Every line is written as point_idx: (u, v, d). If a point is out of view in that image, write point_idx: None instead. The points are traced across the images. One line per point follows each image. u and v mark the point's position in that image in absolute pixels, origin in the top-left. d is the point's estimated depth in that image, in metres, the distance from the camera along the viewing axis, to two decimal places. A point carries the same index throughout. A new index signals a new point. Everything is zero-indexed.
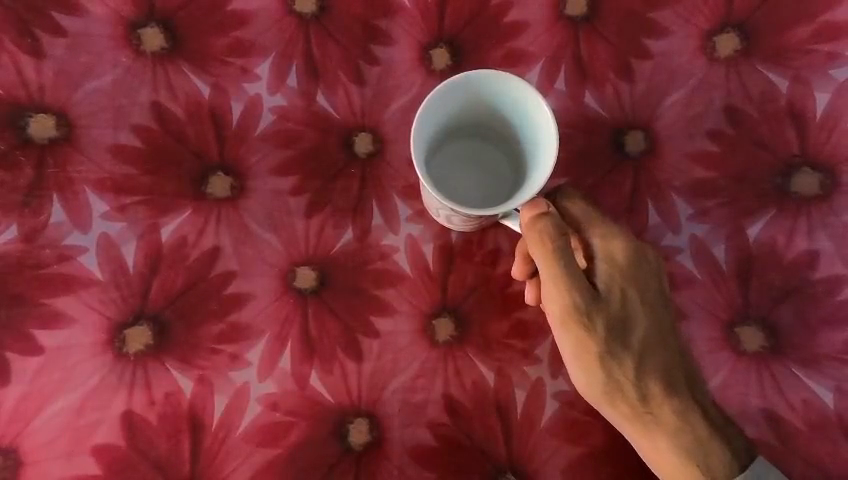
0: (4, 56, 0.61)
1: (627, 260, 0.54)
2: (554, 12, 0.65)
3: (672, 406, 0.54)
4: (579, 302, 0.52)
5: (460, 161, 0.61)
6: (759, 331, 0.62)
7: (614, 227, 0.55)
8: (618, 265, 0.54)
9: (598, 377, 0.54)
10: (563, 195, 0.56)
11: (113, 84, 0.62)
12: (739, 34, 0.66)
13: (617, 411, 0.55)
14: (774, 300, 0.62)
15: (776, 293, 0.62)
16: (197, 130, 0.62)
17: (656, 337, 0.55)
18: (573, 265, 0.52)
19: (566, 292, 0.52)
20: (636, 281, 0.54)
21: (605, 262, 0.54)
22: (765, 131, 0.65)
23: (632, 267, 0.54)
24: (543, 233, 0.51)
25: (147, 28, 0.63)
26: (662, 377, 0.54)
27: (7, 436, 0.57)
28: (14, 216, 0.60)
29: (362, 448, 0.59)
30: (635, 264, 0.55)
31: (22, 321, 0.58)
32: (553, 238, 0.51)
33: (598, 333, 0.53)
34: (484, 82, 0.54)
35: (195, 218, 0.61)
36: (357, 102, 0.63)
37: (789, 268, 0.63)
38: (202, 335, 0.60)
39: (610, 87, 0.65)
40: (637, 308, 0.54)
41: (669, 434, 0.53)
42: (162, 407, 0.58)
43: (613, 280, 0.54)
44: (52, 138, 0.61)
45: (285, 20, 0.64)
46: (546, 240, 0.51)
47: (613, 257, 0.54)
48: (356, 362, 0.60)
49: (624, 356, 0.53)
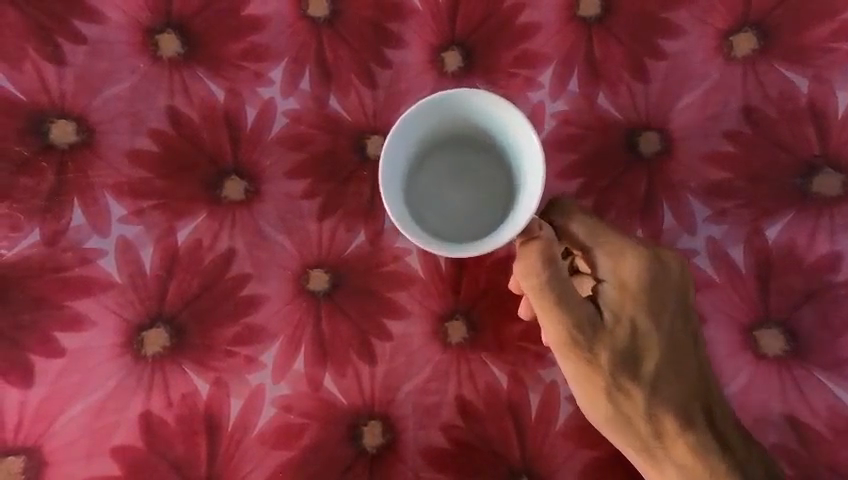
0: (26, 63, 0.62)
1: (640, 288, 0.55)
2: (567, 14, 0.64)
3: (685, 440, 0.57)
4: (578, 337, 0.54)
5: (447, 177, 0.59)
6: (781, 334, 0.61)
7: (626, 247, 0.55)
8: (630, 293, 0.55)
9: (606, 409, 0.56)
10: (562, 211, 0.56)
11: (130, 90, 0.63)
12: (757, 33, 0.65)
13: (627, 442, 0.57)
14: (794, 303, 0.62)
15: (796, 296, 0.62)
16: (212, 135, 0.63)
17: (668, 366, 0.57)
18: (571, 301, 0.53)
19: (563, 327, 0.53)
20: (648, 309, 0.56)
21: (615, 291, 0.55)
22: (785, 131, 0.64)
23: (643, 290, 0.55)
24: (536, 262, 0.51)
25: (163, 33, 0.63)
26: (673, 409, 0.57)
27: (30, 436, 0.58)
28: (36, 221, 0.61)
29: (376, 450, 0.60)
30: (648, 290, 0.55)
31: (44, 323, 0.60)
32: (545, 265, 0.51)
33: (604, 367, 0.55)
34: (458, 98, 0.52)
35: (209, 222, 0.62)
36: (369, 105, 0.63)
37: (809, 270, 0.62)
38: (217, 337, 0.60)
39: (624, 88, 0.64)
40: (648, 338, 0.56)
41: (680, 465, 0.57)
42: (179, 408, 0.60)
43: (622, 309, 0.55)
44: (72, 143, 0.62)
45: (298, 24, 0.64)
46: (537, 268, 0.51)
47: (623, 280, 0.55)
48: (369, 364, 0.61)
49: (632, 390, 0.56)
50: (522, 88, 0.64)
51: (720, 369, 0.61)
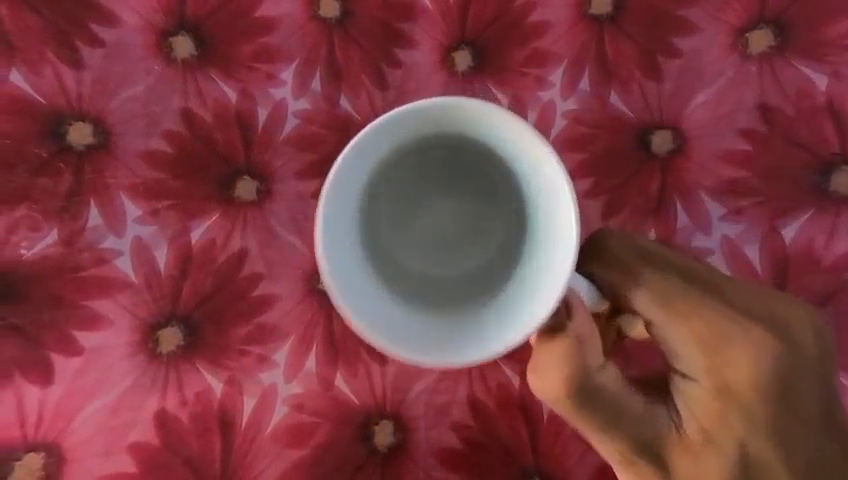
0: (46, 67, 0.63)
1: (739, 392, 0.50)
2: (578, 13, 0.64)
3: None
4: (635, 457, 0.51)
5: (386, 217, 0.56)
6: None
7: (720, 332, 0.51)
8: (726, 400, 0.50)
9: None
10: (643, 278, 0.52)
11: (145, 92, 0.63)
12: (775, 30, 0.64)
13: None
14: (813, 304, 0.62)
15: (818, 296, 0.62)
16: (225, 136, 0.63)
17: None
18: (623, 417, 0.51)
19: (620, 451, 0.51)
20: (752, 424, 0.50)
21: (711, 399, 0.51)
22: (803, 128, 0.63)
23: (748, 391, 0.50)
24: (557, 387, 0.50)
25: (177, 36, 0.63)
26: None
27: (50, 432, 0.60)
28: (54, 221, 0.62)
29: (387, 450, 0.60)
30: (749, 396, 0.50)
31: (62, 322, 0.61)
32: (569, 390, 0.50)
33: None
34: (457, 109, 0.47)
35: (222, 222, 0.62)
36: (380, 104, 0.63)
37: (829, 270, 0.62)
38: (230, 336, 0.61)
39: (636, 87, 0.64)
40: (761, 463, 0.50)
41: None
42: (193, 406, 0.60)
43: (714, 423, 0.50)
44: (89, 145, 0.62)
45: (308, 26, 0.64)
46: (560, 397, 0.50)
47: (722, 382, 0.51)
48: (380, 363, 0.61)
49: None
50: (533, 88, 0.64)
51: None
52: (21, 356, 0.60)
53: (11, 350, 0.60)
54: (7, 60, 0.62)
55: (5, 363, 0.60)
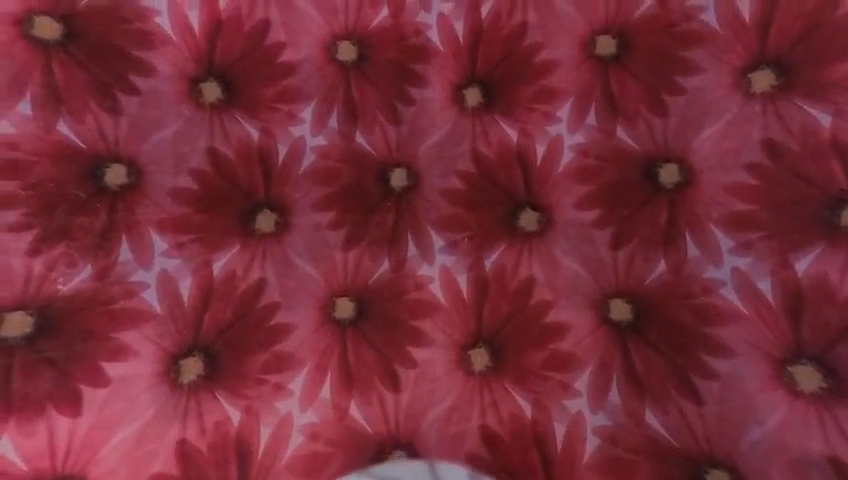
0: (88, 115, 0.64)
1: None
2: (583, 52, 0.66)
3: None
4: None
5: None
6: (817, 371, 0.58)
7: None
8: None
9: None
10: None
11: (176, 134, 0.66)
12: (776, 70, 0.63)
13: None
14: (829, 338, 0.59)
15: (832, 332, 0.59)
16: (247, 173, 0.66)
17: None
18: None
19: None
20: None
21: None
22: (809, 165, 0.62)
23: None
24: None
25: (206, 82, 0.66)
26: None
27: (77, 463, 0.57)
28: (89, 257, 0.63)
29: (486, 370, 0.63)
30: None
31: (91, 353, 0.60)
32: None
33: None
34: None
35: (242, 253, 0.65)
36: (393, 140, 0.68)
37: (844, 306, 0.59)
38: (248, 366, 0.62)
39: (641, 122, 0.66)
40: None
41: None
42: (212, 436, 0.60)
43: None
44: (123, 185, 0.65)
45: (326, 68, 0.67)
46: None
47: None
48: (393, 390, 0.63)
49: None
50: (541, 123, 0.67)
51: (753, 406, 0.59)
52: (54, 389, 0.59)
53: (44, 383, 0.59)
54: (53, 110, 0.63)
55: (38, 396, 0.58)
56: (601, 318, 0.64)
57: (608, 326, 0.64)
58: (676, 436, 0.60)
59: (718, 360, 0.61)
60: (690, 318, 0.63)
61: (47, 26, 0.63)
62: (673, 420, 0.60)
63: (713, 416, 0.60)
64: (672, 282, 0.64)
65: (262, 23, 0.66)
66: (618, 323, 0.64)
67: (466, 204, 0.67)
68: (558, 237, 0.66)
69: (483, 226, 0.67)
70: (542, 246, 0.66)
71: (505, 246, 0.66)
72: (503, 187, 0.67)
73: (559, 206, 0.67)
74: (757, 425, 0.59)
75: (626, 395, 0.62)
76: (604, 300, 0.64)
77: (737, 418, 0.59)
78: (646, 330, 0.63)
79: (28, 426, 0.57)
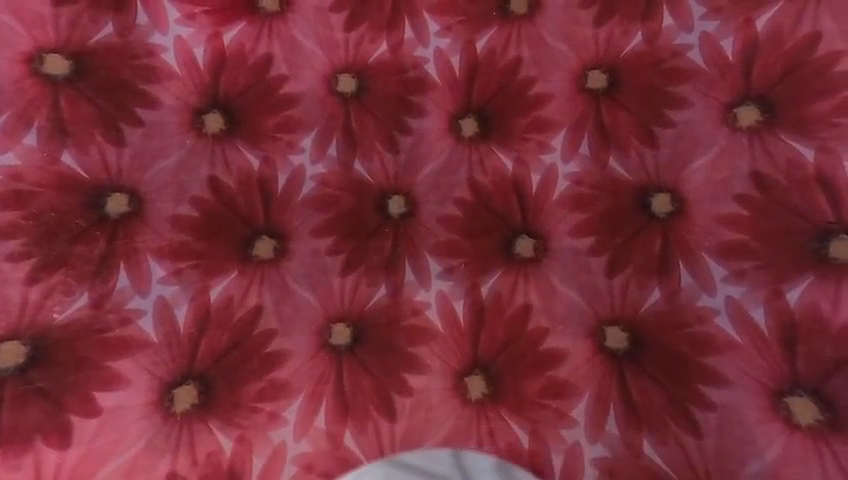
0: (92, 146, 0.66)
1: None
2: (576, 85, 0.69)
3: None
4: None
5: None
6: (813, 402, 0.58)
7: None
8: None
9: None
10: None
11: (178, 164, 0.67)
12: (761, 106, 0.65)
13: None
14: (824, 371, 0.59)
15: (827, 363, 0.59)
16: (246, 199, 0.68)
17: None
18: None
19: None
20: None
21: None
22: (795, 198, 0.63)
23: None
24: None
25: (210, 113, 0.68)
26: None
27: None
28: (86, 285, 0.63)
29: (483, 399, 0.63)
30: None
31: (84, 383, 0.59)
32: None
33: None
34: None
35: (241, 278, 0.65)
36: (392, 169, 0.70)
37: (839, 337, 0.59)
38: (242, 393, 0.61)
39: (633, 153, 0.68)
40: None
41: None
42: (204, 467, 0.58)
43: None
44: (124, 213, 0.65)
45: (328, 99, 0.70)
46: None
47: None
48: (388, 420, 0.62)
49: None
50: (536, 152, 0.69)
51: (751, 437, 0.59)
52: (43, 421, 0.57)
53: (34, 414, 0.57)
54: (58, 141, 0.65)
55: (27, 428, 0.57)
56: (597, 345, 0.64)
57: (604, 353, 0.64)
58: (674, 468, 0.59)
59: (714, 391, 0.61)
60: (686, 347, 0.62)
61: (57, 62, 0.65)
62: (673, 452, 0.59)
63: (711, 448, 0.59)
64: (667, 310, 0.64)
65: (266, 57, 0.69)
66: (613, 351, 0.64)
67: (463, 231, 0.68)
68: (554, 263, 0.67)
69: (481, 252, 0.67)
70: (538, 273, 0.67)
71: (501, 272, 0.67)
72: (500, 215, 0.69)
73: (555, 233, 0.68)
74: (756, 457, 0.58)
75: (624, 426, 0.61)
76: (600, 327, 0.65)
77: (736, 450, 0.59)
78: (641, 358, 0.63)
79: (14, 459, 0.56)
